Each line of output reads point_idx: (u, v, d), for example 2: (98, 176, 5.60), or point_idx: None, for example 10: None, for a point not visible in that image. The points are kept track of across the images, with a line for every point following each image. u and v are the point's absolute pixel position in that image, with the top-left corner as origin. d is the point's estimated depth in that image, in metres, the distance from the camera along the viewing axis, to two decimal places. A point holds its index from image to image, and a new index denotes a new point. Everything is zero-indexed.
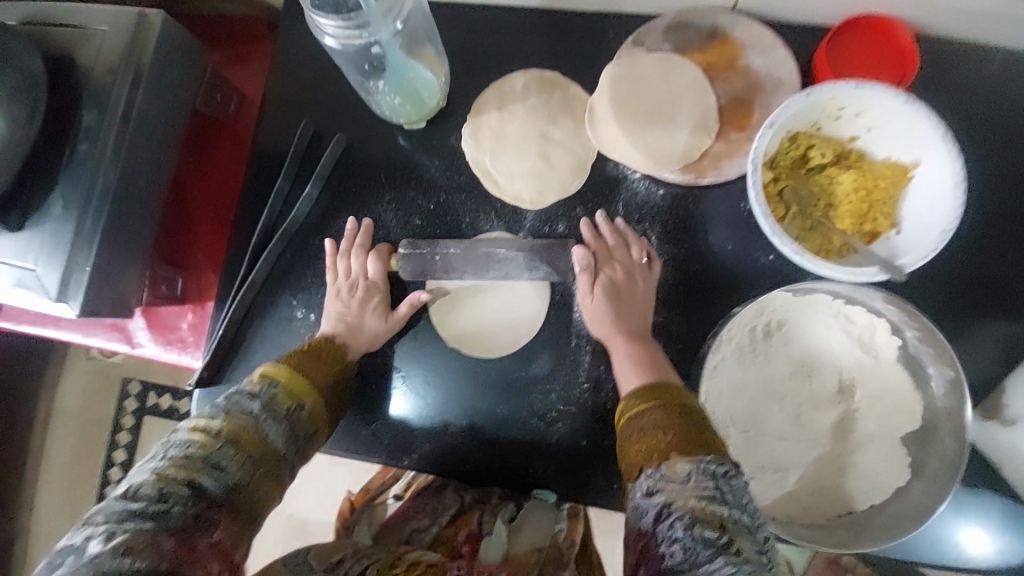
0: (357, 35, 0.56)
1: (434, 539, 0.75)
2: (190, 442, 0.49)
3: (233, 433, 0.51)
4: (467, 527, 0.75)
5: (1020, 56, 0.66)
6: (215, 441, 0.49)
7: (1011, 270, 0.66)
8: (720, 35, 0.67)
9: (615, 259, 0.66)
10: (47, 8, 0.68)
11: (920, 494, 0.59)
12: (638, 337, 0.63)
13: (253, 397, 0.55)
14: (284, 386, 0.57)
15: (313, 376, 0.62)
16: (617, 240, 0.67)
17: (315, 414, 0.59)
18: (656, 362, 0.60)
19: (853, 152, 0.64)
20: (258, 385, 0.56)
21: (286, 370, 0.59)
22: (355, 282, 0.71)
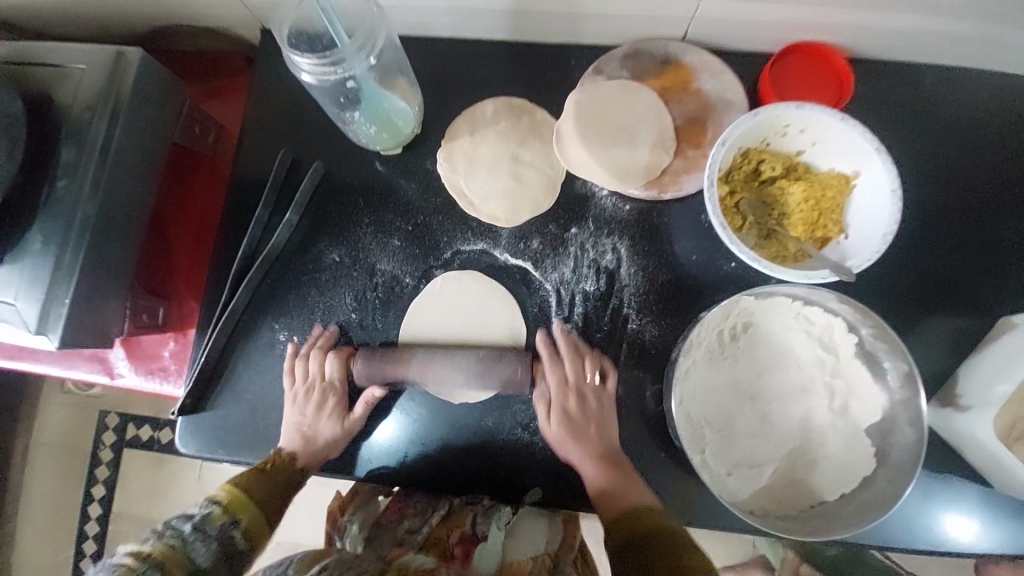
0: (331, 70, 0.59)
1: (426, 539, 0.74)
2: (120, 566, 0.52)
3: (161, 555, 0.54)
4: (460, 528, 0.75)
5: (943, 74, 0.73)
6: (142, 564, 0.52)
7: (951, 267, 0.72)
8: (674, 61, 0.73)
9: (571, 388, 0.68)
10: (25, 50, 0.70)
11: (883, 481, 0.63)
12: (613, 460, 0.67)
13: (204, 532, 0.59)
14: (240, 527, 0.61)
15: (262, 497, 0.65)
16: (576, 364, 0.69)
17: (248, 529, 0.62)
18: (631, 488, 0.65)
19: (801, 165, 0.69)
20: (215, 520, 0.60)
21: (233, 491, 0.64)
22: (313, 382, 0.72)
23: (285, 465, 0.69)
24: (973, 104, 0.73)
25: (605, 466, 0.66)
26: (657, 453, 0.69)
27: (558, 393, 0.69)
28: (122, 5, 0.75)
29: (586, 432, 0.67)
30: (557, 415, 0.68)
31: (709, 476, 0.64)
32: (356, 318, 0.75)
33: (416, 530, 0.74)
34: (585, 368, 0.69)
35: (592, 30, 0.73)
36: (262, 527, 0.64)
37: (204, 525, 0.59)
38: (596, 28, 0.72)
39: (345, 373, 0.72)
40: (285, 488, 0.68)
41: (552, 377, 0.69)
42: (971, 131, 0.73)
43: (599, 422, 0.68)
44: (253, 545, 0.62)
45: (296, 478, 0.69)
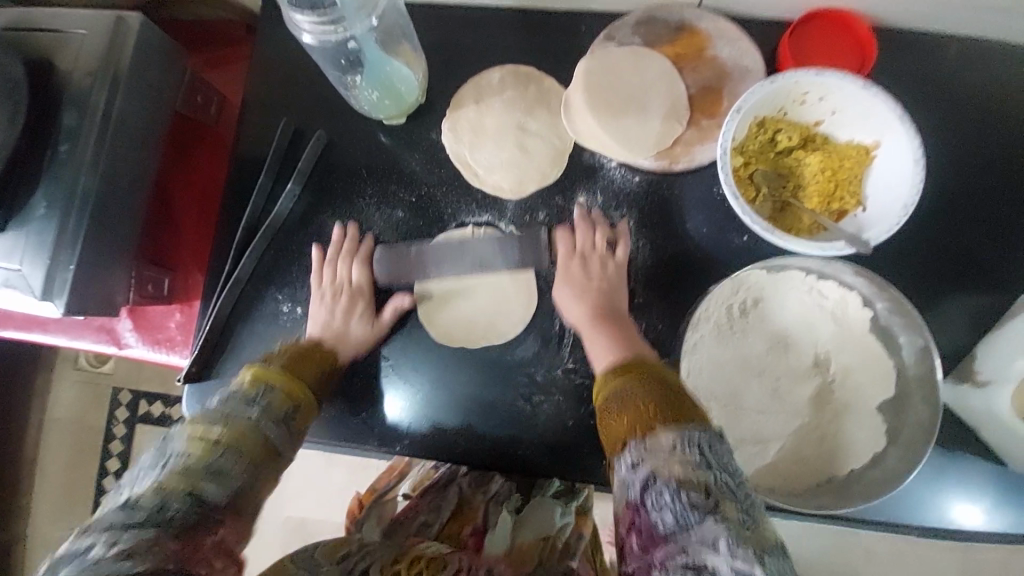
0: (332, 29, 0.57)
1: (440, 533, 0.80)
2: (188, 454, 0.51)
3: (232, 442, 0.52)
4: (471, 523, 0.82)
5: (973, 42, 0.70)
6: (214, 450, 0.51)
7: (974, 244, 0.69)
8: (688, 27, 0.70)
9: (577, 253, 0.69)
10: (26, 14, 0.69)
11: (896, 459, 0.61)
12: (610, 318, 0.65)
13: (249, 402, 0.57)
14: (279, 389, 0.60)
15: (301, 373, 0.65)
16: (586, 228, 0.70)
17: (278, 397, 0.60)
18: (630, 341, 0.62)
19: (819, 135, 0.67)
20: (251, 389, 0.59)
21: (284, 375, 0.62)
22: (341, 287, 0.72)
23: (314, 351, 0.68)
24: (1003, 73, 0.69)
25: (609, 323, 0.65)
26: None
27: (564, 280, 0.69)
28: None
29: (590, 293, 0.67)
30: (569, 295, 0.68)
31: None
32: (360, 290, 0.74)
33: (431, 523, 0.81)
34: (603, 267, 0.68)
35: None
36: (299, 388, 0.63)
37: (251, 401, 0.57)
38: None
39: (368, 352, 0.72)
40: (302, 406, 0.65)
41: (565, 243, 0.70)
42: (1000, 102, 0.70)
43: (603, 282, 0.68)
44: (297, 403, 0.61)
45: (330, 360, 0.69)
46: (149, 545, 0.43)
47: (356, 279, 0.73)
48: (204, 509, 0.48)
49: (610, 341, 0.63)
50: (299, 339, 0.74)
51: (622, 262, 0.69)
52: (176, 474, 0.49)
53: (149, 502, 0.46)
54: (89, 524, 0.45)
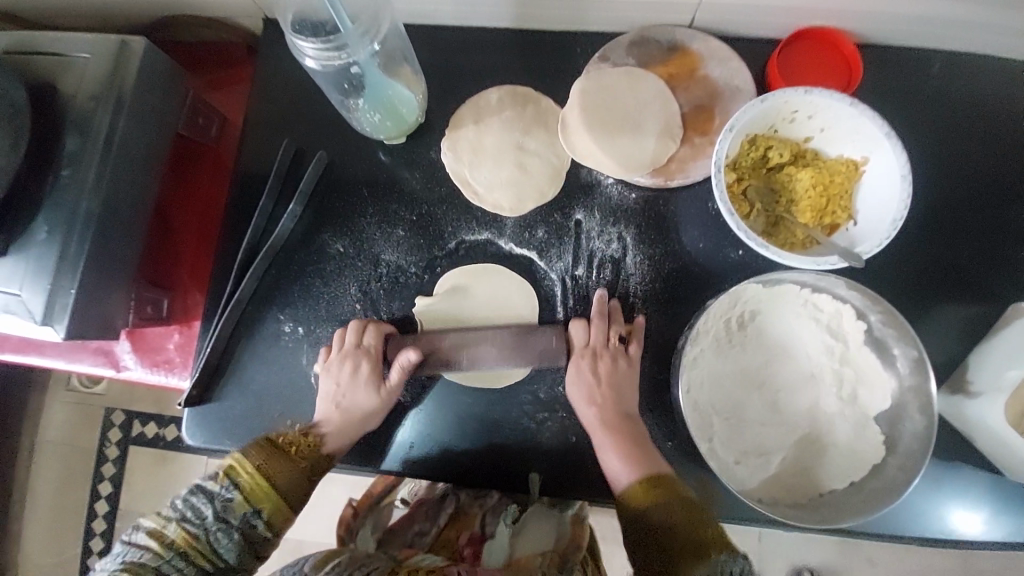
0: (336, 55, 0.58)
1: (436, 540, 0.84)
2: (149, 545, 0.58)
3: (184, 545, 0.59)
4: (468, 531, 0.84)
5: (955, 59, 0.72)
6: (165, 554, 0.58)
7: (962, 254, 0.71)
8: (680, 48, 0.72)
9: (591, 350, 0.68)
10: (28, 40, 0.69)
11: (894, 469, 0.62)
12: (626, 422, 0.66)
13: (213, 499, 0.61)
14: (263, 516, 0.61)
15: (274, 473, 0.63)
16: (597, 330, 0.69)
17: (271, 518, 0.62)
18: (645, 456, 0.64)
19: (809, 152, 0.68)
20: (237, 511, 0.61)
21: (251, 473, 0.62)
22: (359, 354, 0.70)
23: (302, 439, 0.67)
24: (984, 89, 0.72)
25: (620, 434, 0.65)
26: (665, 443, 0.69)
27: (578, 357, 0.68)
28: None
29: (599, 400, 0.66)
30: (574, 381, 0.68)
31: (717, 464, 0.64)
32: (361, 308, 0.74)
33: (426, 532, 0.86)
34: (608, 338, 0.69)
35: (598, 17, 0.72)
36: (280, 505, 0.62)
37: (211, 502, 0.60)
38: (602, 15, 0.71)
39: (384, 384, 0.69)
40: (308, 477, 0.66)
41: (576, 334, 0.69)
42: (983, 116, 0.72)
43: (613, 387, 0.67)
44: (273, 533, 0.62)
45: (324, 464, 0.67)
46: None
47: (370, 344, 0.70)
48: None
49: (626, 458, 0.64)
50: (302, 358, 0.74)
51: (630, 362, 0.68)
52: (133, 566, 0.57)
53: None
54: None
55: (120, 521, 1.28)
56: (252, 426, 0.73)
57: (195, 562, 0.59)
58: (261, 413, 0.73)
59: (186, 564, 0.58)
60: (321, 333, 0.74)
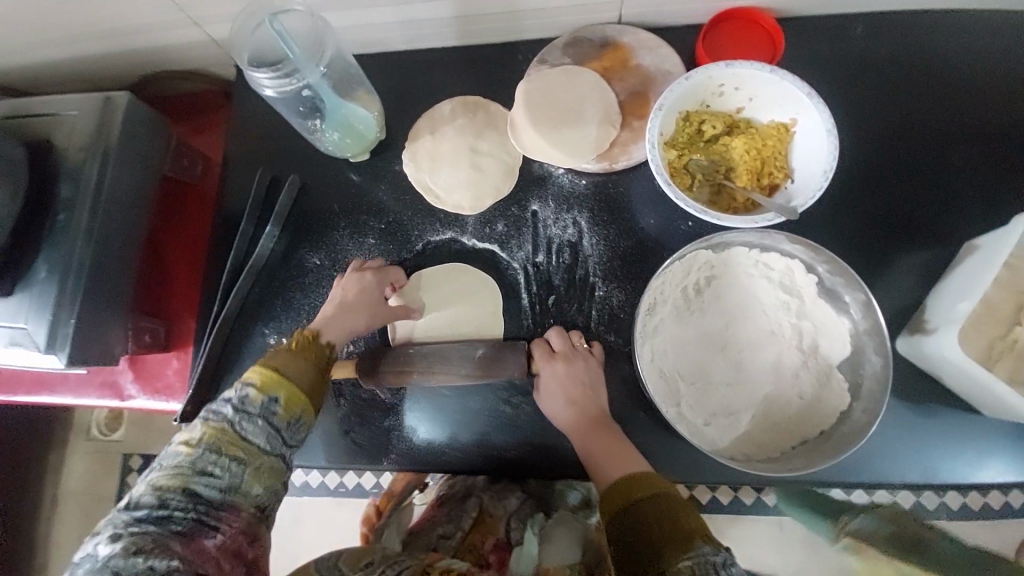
0: (288, 82, 0.65)
1: (462, 544, 0.82)
2: (177, 455, 0.55)
3: (213, 437, 0.56)
4: (494, 535, 0.84)
5: (873, 22, 0.76)
6: (198, 449, 0.55)
7: (907, 202, 0.73)
8: (612, 42, 0.78)
9: (557, 358, 0.70)
10: (26, 105, 0.78)
11: (859, 413, 0.64)
12: (604, 425, 0.67)
13: (249, 412, 0.58)
14: (282, 402, 0.60)
15: (297, 376, 0.63)
16: (563, 341, 0.71)
17: (289, 402, 0.61)
18: (624, 452, 0.65)
19: (742, 121, 0.72)
20: (257, 397, 0.59)
21: (263, 370, 0.61)
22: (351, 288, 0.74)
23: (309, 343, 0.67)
24: (905, 46, 0.76)
25: (601, 434, 0.66)
26: (637, 413, 0.70)
27: (548, 365, 0.69)
28: (110, 57, 0.83)
29: (575, 403, 0.68)
30: (550, 393, 0.69)
31: (685, 427, 0.66)
32: None
33: (450, 535, 0.83)
34: (572, 341, 0.71)
35: (532, 25, 0.78)
36: (300, 393, 0.62)
37: (252, 412, 0.58)
38: (535, 22, 0.77)
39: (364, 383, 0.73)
40: (320, 371, 0.66)
41: (540, 354, 0.71)
42: (909, 71, 0.75)
43: (587, 389, 0.69)
44: (296, 416, 0.62)
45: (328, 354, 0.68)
46: (156, 542, 0.49)
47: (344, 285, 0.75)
48: (201, 508, 0.53)
49: (608, 452, 0.64)
50: None
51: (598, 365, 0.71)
52: (169, 474, 0.54)
53: (152, 501, 0.52)
54: (103, 525, 0.51)
55: None
56: None
57: (231, 450, 0.56)
58: None
59: (220, 456, 0.55)
60: None
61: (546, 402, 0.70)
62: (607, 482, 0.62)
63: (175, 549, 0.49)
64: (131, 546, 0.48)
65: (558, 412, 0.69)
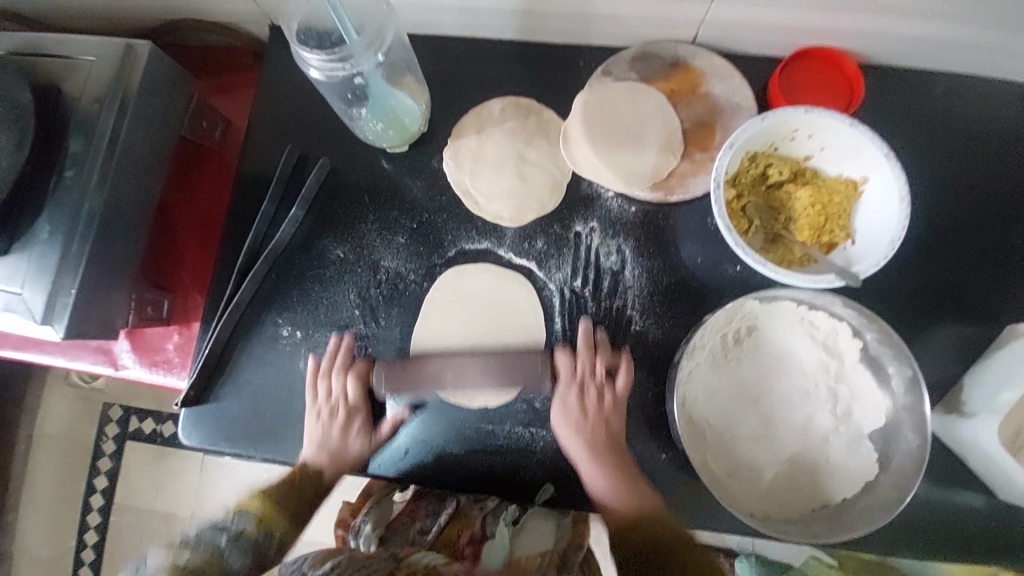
0: (340, 67, 0.58)
1: (437, 539, 0.77)
2: (164, 573, 0.65)
3: (202, 566, 0.65)
4: (468, 530, 0.78)
5: (955, 81, 0.73)
6: (184, 570, 0.64)
7: (959, 275, 0.71)
8: (683, 63, 0.73)
9: (576, 380, 0.70)
10: (35, 42, 0.70)
11: (887, 486, 0.62)
12: (614, 450, 0.68)
13: (223, 529, 0.69)
14: (251, 518, 0.69)
15: (286, 500, 0.71)
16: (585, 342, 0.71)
17: (280, 534, 0.69)
18: (637, 484, 0.66)
19: (809, 170, 0.69)
20: (250, 534, 0.68)
21: (260, 498, 0.71)
22: (336, 404, 0.72)
23: (301, 473, 0.71)
24: (983, 111, 0.72)
25: (611, 461, 0.67)
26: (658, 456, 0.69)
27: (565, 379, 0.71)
28: None
29: (593, 423, 0.68)
30: (563, 415, 0.69)
31: (708, 479, 0.64)
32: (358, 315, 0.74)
33: (427, 530, 0.77)
34: (595, 369, 0.70)
35: (601, 31, 0.73)
36: (276, 510, 0.70)
37: (227, 530, 0.68)
38: (605, 29, 0.72)
39: (365, 399, 0.72)
40: (306, 496, 0.72)
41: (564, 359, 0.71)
42: (982, 138, 0.72)
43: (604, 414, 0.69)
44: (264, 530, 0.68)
45: (322, 489, 0.72)
46: None
47: (349, 395, 0.72)
48: None
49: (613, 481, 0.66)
50: (300, 361, 0.74)
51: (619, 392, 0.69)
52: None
53: None
54: None
55: (113, 518, 1.29)
56: (249, 427, 0.73)
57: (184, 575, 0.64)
58: (259, 415, 0.73)
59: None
60: (318, 339, 0.74)
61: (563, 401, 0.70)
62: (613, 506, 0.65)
63: None
64: None
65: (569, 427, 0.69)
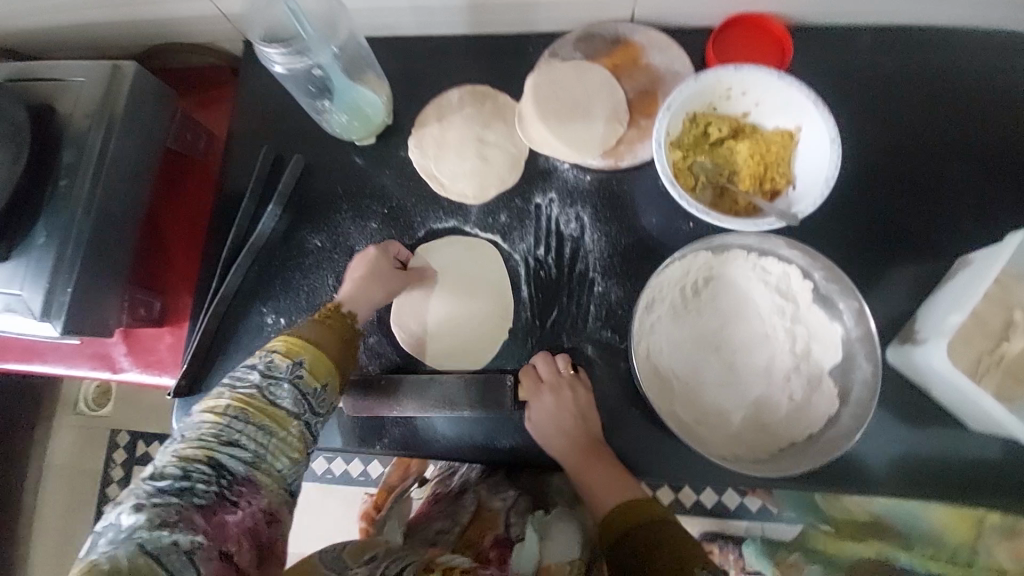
0: (298, 59, 0.64)
1: (460, 539, 0.82)
2: (205, 422, 0.55)
3: (244, 406, 0.56)
4: (492, 531, 0.83)
5: (881, 35, 0.77)
6: (224, 417, 0.55)
7: (905, 215, 0.74)
8: (623, 40, 0.78)
9: (544, 387, 0.70)
10: (29, 70, 0.77)
11: (847, 418, 0.65)
12: (595, 450, 0.69)
13: (275, 376, 0.59)
14: (307, 363, 0.61)
15: (318, 340, 0.64)
16: (550, 369, 0.72)
17: (315, 366, 0.62)
18: (625, 483, 0.67)
19: (748, 126, 0.73)
20: (283, 361, 0.60)
21: (287, 336, 0.63)
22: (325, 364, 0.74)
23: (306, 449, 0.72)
24: (911, 60, 0.77)
25: (593, 461, 0.69)
26: (629, 408, 0.71)
27: (536, 399, 0.70)
28: (117, 25, 0.83)
29: (566, 432, 0.69)
30: (541, 414, 0.70)
31: (676, 423, 0.67)
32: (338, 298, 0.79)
33: (448, 530, 0.83)
34: (557, 368, 0.72)
35: (545, 18, 0.78)
36: (326, 361, 0.63)
37: (277, 377, 0.59)
38: (548, 16, 0.78)
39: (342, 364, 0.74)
40: (345, 342, 0.67)
41: (527, 383, 0.71)
42: (912, 85, 0.76)
43: (578, 416, 0.69)
44: (323, 383, 0.62)
45: (353, 325, 0.69)
46: (178, 512, 0.48)
47: None
48: (222, 477, 0.52)
49: (603, 478, 0.67)
50: None
51: (586, 391, 0.71)
52: (194, 443, 0.53)
53: (175, 471, 0.50)
54: (122, 495, 0.49)
55: None
56: None
57: (259, 418, 0.56)
58: None
59: (246, 426, 0.55)
60: (301, 323, 0.78)
61: (534, 410, 0.70)
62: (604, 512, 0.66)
63: (197, 521, 0.48)
64: (154, 517, 0.47)
65: (552, 445, 0.70)
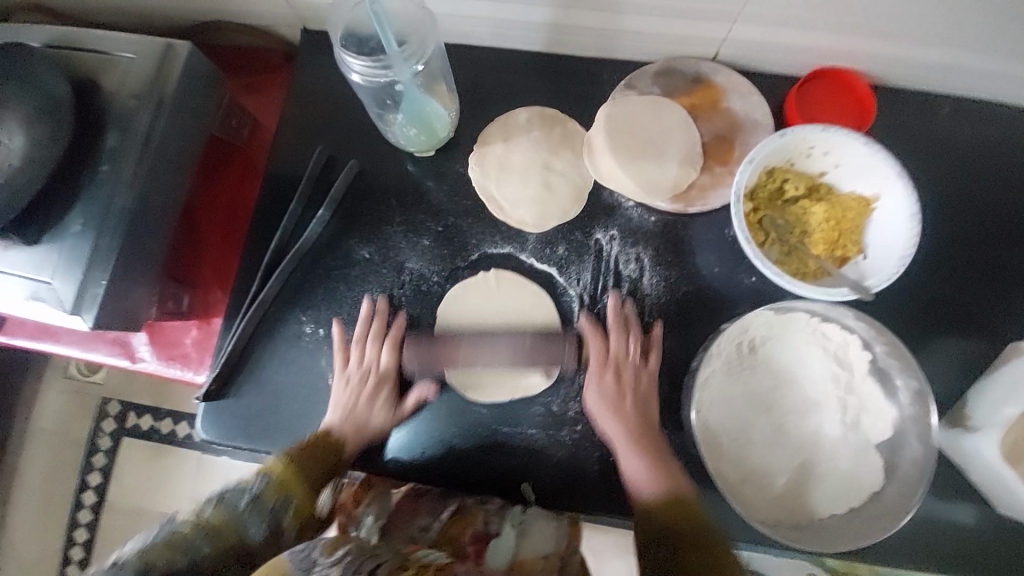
0: (382, 74, 0.61)
1: (438, 536, 0.68)
2: (208, 516, 0.61)
3: (218, 527, 0.60)
4: (474, 526, 0.69)
5: (960, 106, 0.76)
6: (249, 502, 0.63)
7: (963, 292, 0.74)
8: (704, 80, 0.75)
9: (610, 358, 0.71)
10: (72, 37, 0.71)
11: (894, 495, 0.65)
12: (651, 437, 0.68)
13: (246, 489, 0.64)
14: (275, 476, 0.65)
15: (308, 464, 0.67)
16: (618, 316, 0.72)
17: (280, 484, 0.65)
18: (667, 468, 0.66)
19: (823, 186, 0.71)
20: (272, 493, 0.64)
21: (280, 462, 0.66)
22: (368, 371, 0.73)
23: (326, 443, 0.69)
24: (987, 136, 0.76)
25: (648, 450, 0.67)
26: None
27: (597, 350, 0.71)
28: None
29: (626, 415, 0.68)
30: (597, 390, 0.70)
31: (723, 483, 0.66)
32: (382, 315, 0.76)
33: (429, 527, 0.69)
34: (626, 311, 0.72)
35: (626, 46, 0.75)
36: (297, 478, 0.66)
37: (247, 491, 0.64)
38: (630, 44, 0.75)
39: (397, 369, 0.74)
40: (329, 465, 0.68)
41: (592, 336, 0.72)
42: (986, 161, 0.76)
43: (635, 373, 0.70)
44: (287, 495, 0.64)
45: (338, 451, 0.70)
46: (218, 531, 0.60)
47: (382, 362, 0.73)
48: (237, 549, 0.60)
49: (652, 466, 0.66)
50: (322, 359, 0.75)
51: (648, 372, 0.71)
52: (205, 522, 0.60)
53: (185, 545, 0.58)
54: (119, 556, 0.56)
55: (108, 514, 1.27)
56: (269, 423, 0.74)
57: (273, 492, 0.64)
58: (276, 412, 0.74)
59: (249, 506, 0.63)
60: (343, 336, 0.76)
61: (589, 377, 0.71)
62: (645, 492, 0.64)
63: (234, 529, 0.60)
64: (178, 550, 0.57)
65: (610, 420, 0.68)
